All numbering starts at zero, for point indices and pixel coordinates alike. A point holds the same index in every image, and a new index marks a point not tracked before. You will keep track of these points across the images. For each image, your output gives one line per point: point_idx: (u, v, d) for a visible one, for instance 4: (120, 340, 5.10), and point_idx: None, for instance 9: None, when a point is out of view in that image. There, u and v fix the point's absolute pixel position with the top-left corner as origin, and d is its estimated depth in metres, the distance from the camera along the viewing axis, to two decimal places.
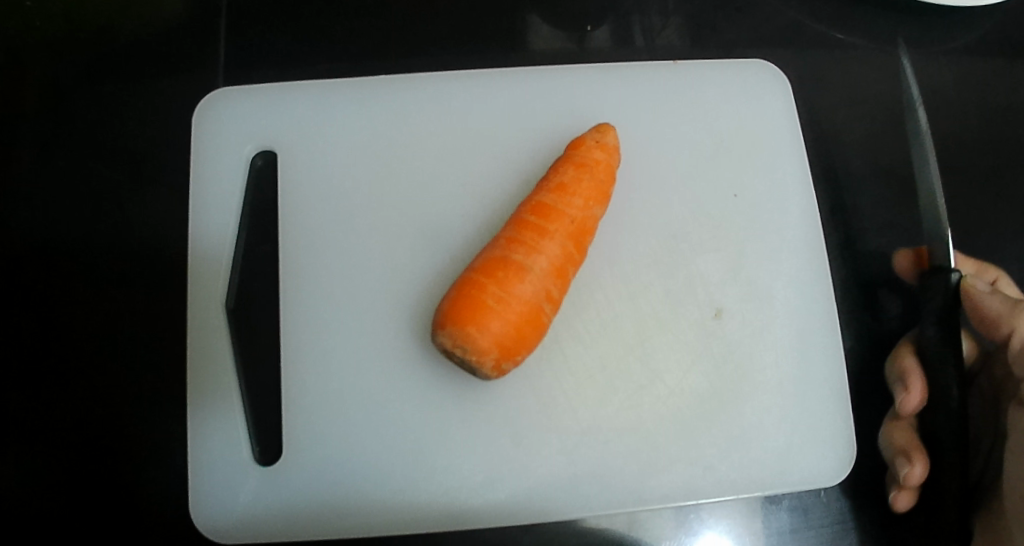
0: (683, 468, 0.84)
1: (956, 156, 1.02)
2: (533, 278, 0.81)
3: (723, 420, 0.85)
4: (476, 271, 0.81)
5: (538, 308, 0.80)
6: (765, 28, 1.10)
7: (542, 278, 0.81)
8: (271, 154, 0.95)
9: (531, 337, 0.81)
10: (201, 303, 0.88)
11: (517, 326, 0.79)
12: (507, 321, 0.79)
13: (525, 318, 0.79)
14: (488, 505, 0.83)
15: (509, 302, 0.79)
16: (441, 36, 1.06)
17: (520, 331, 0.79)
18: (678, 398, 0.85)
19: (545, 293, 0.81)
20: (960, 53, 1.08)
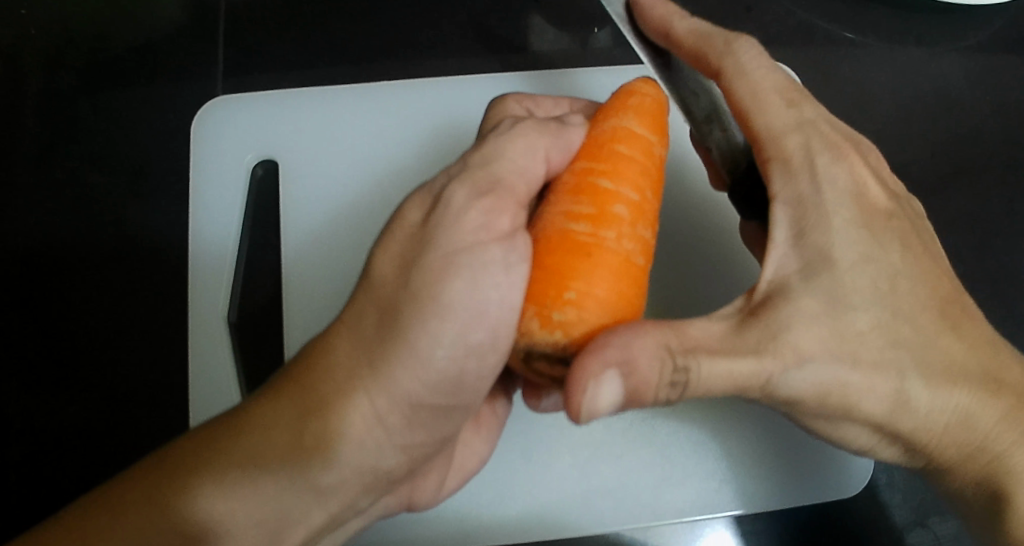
0: (700, 482, 0.82)
1: (971, 155, 1.01)
2: (623, 233, 0.68)
3: (737, 432, 0.84)
4: (550, 250, 0.67)
5: (638, 269, 0.68)
6: (773, 26, 1.08)
7: (632, 231, 0.68)
8: (272, 162, 0.94)
9: (634, 311, 0.67)
10: (202, 316, 0.86)
11: (627, 288, 0.67)
12: (615, 284, 0.66)
13: (631, 277, 0.67)
14: (500, 522, 0.81)
15: (610, 263, 0.66)
16: (445, 38, 1.04)
17: (631, 292, 0.67)
18: (691, 411, 0.84)
19: (640, 247, 0.69)
20: (973, 50, 1.06)
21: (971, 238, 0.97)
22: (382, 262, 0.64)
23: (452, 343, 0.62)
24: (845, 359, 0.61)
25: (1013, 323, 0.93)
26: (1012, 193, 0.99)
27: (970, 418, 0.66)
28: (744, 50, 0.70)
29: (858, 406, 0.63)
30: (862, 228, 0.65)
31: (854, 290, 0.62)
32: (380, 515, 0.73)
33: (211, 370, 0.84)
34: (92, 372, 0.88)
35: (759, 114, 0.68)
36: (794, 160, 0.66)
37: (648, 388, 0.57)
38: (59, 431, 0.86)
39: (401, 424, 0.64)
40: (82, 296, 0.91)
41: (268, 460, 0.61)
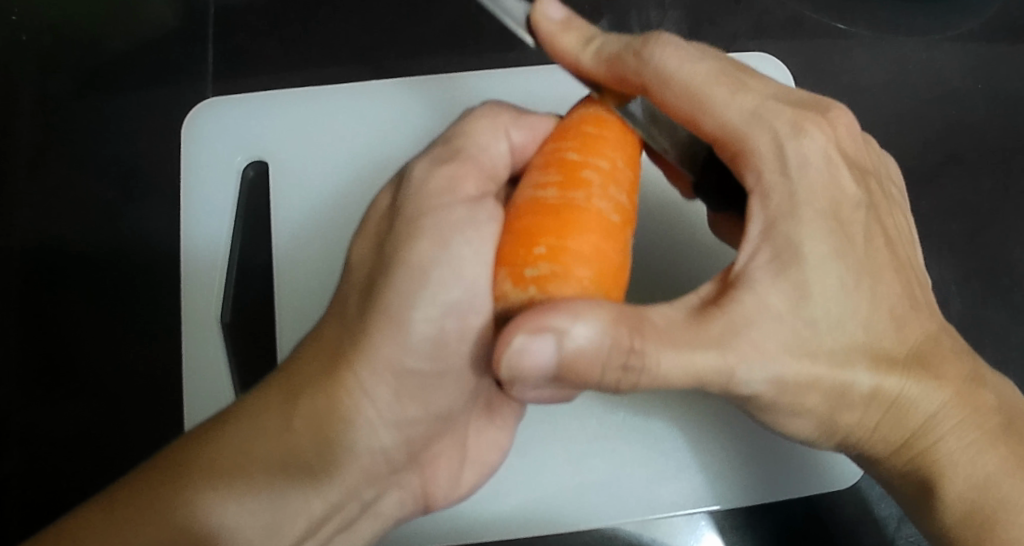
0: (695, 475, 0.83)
1: (964, 144, 1.00)
2: (596, 192, 0.64)
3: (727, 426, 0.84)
4: (521, 217, 0.65)
5: (615, 236, 0.64)
6: (764, 18, 1.07)
7: (605, 192, 0.65)
8: (263, 164, 0.94)
9: (614, 267, 0.64)
10: (197, 320, 0.86)
11: (603, 242, 0.63)
12: (588, 237, 0.63)
13: (606, 232, 0.63)
14: (495, 517, 0.81)
15: (581, 218, 0.63)
16: (435, 36, 1.05)
17: (608, 248, 0.63)
18: (681, 412, 0.85)
19: (618, 207, 0.65)
20: (965, 39, 1.06)
21: (964, 227, 0.97)
22: (361, 247, 0.71)
23: (427, 306, 0.66)
24: (803, 358, 0.60)
25: (1007, 312, 0.93)
26: (1006, 181, 0.98)
27: (902, 409, 0.65)
28: (661, 52, 0.64)
29: (804, 402, 0.64)
30: (833, 223, 0.62)
31: (820, 289, 0.60)
32: (395, 512, 0.74)
33: (206, 373, 0.85)
34: (89, 373, 0.89)
35: (710, 116, 0.64)
36: (761, 153, 0.63)
37: (597, 365, 0.56)
38: (58, 432, 0.87)
39: (390, 398, 0.69)
40: (77, 298, 0.92)
41: (264, 441, 0.65)
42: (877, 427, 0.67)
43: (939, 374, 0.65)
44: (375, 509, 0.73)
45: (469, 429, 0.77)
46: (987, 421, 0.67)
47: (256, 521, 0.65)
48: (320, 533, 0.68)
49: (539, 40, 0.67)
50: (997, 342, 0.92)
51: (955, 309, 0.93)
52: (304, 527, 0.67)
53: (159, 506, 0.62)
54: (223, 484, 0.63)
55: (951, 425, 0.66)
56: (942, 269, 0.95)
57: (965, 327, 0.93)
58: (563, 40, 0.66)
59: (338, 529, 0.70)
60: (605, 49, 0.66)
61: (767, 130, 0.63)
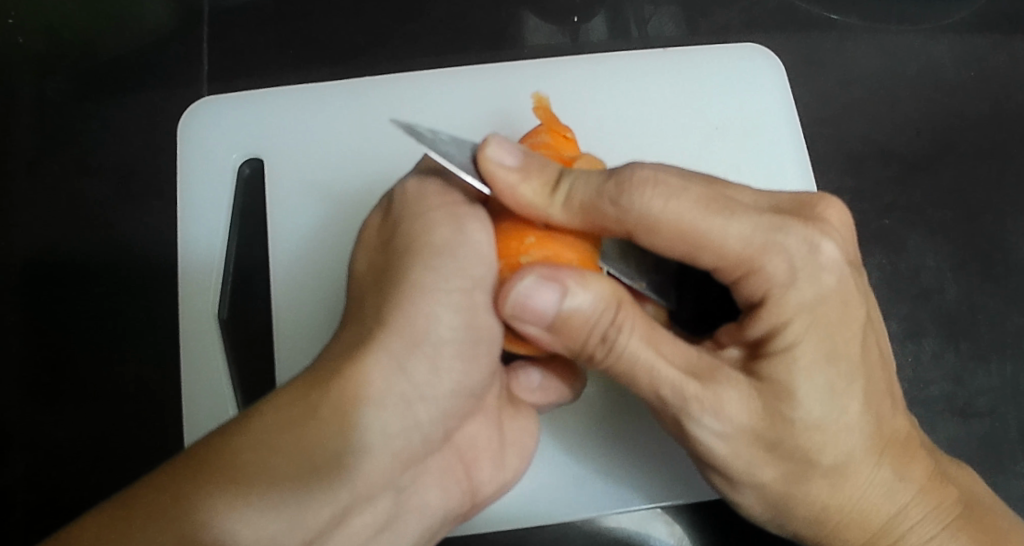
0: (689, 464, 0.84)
1: (957, 133, 1.00)
2: None
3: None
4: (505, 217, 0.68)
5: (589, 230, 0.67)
6: (756, 11, 1.08)
7: None
8: (258, 161, 0.94)
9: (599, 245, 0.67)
10: (194, 318, 0.87)
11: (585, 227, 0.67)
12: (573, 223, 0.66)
13: None
14: (492, 509, 0.83)
15: None
16: (429, 33, 1.05)
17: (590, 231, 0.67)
18: None
19: None
20: (957, 29, 1.06)
21: (959, 215, 0.97)
22: (364, 253, 0.73)
23: (456, 277, 0.68)
24: (774, 431, 0.62)
25: (1003, 300, 0.93)
26: (998, 169, 0.99)
27: (860, 510, 0.67)
28: (642, 198, 0.61)
29: (760, 475, 0.66)
30: (834, 325, 0.62)
31: (806, 391, 0.61)
32: (438, 502, 0.75)
33: (204, 368, 0.86)
34: (88, 371, 0.90)
35: (711, 249, 0.61)
36: (771, 276, 0.61)
37: (585, 324, 0.61)
38: (58, 429, 0.88)
39: (425, 369, 0.69)
40: (76, 297, 0.93)
41: (292, 434, 0.62)
42: (833, 524, 0.68)
43: (907, 473, 0.68)
44: (415, 502, 0.73)
45: (502, 417, 0.80)
46: (948, 513, 0.70)
47: (298, 514, 0.62)
48: (353, 528, 0.68)
49: (498, 195, 0.62)
50: (993, 330, 0.92)
51: (950, 297, 0.94)
52: (339, 518, 0.66)
53: (188, 508, 0.58)
54: (255, 482, 0.61)
55: (918, 517, 0.69)
56: (937, 257, 0.95)
57: (960, 317, 0.93)
58: (526, 195, 0.62)
59: (376, 524, 0.70)
60: (577, 200, 0.62)
61: (773, 255, 0.61)
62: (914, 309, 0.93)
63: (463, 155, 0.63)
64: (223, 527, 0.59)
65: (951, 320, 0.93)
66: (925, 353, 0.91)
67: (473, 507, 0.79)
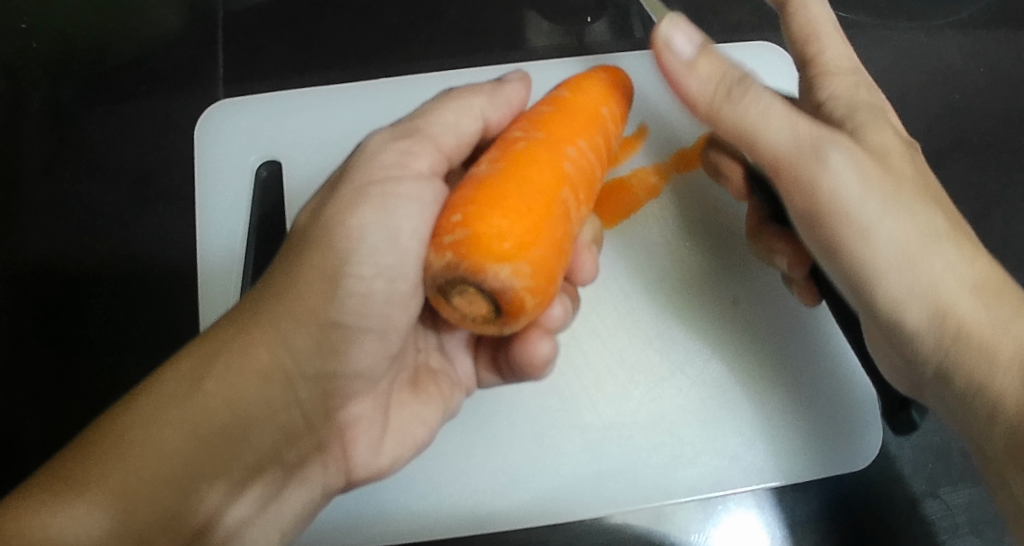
0: (711, 455, 0.84)
1: (968, 128, 1.01)
2: (528, 176, 0.69)
3: (754, 411, 0.85)
4: (459, 193, 0.68)
5: (543, 202, 0.68)
6: (766, 9, 1.08)
7: (534, 179, 0.69)
8: (275, 163, 0.93)
9: (534, 243, 0.66)
10: (213, 322, 0.88)
11: (525, 222, 0.66)
12: (510, 214, 0.65)
13: (529, 214, 0.66)
14: (513, 507, 0.83)
15: (511, 197, 0.66)
16: (441, 35, 1.06)
17: (529, 226, 0.66)
18: (696, 393, 0.86)
19: (547, 191, 0.69)
20: (965, 25, 1.07)
21: (971, 209, 0.98)
22: (306, 212, 0.71)
23: (362, 265, 0.68)
24: (912, 231, 0.67)
25: None
26: (1008, 164, 1.00)
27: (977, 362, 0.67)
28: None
29: (921, 278, 0.67)
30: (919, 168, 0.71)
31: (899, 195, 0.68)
32: (317, 479, 0.73)
33: None
34: (105, 376, 0.90)
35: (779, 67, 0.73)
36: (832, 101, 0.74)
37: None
38: (74, 434, 0.87)
39: (310, 350, 0.68)
40: (92, 302, 0.93)
41: (177, 409, 0.62)
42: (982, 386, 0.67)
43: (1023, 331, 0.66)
44: (297, 480, 0.71)
45: (392, 398, 0.78)
46: None
47: (178, 497, 0.61)
48: (238, 506, 0.66)
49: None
50: None
51: None
52: (226, 499, 0.65)
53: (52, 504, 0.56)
54: (131, 460, 0.59)
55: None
56: None
57: None
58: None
59: (262, 501, 0.68)
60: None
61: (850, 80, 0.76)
62: None
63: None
64: (98, 507, 0.57)
65: None
66: None
67: (350, 484, 0.76)
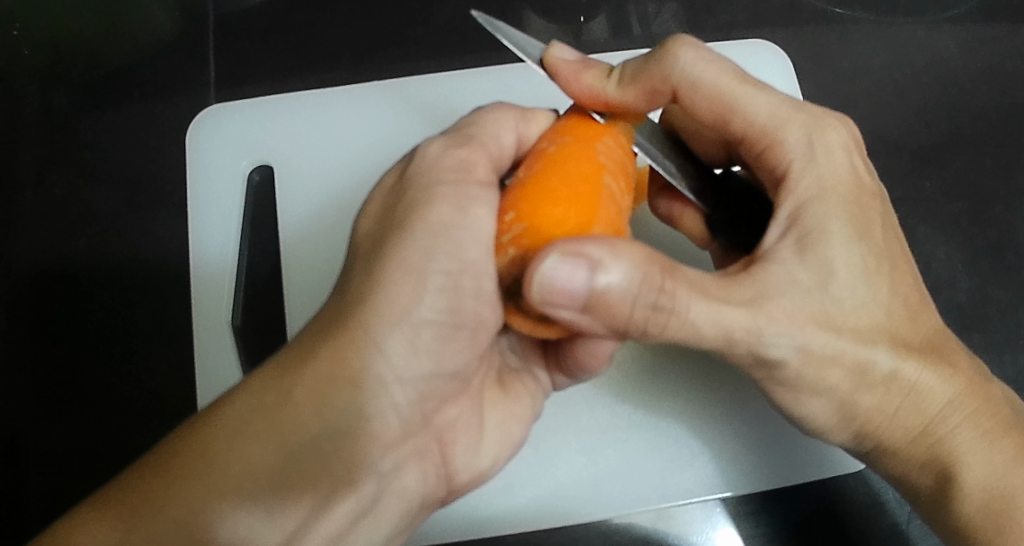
0: (700, 463, 0.83)
1: (965, 123, 1.00)
2: (568, 167, 0.65)
3: (723, 433, 0.84)
4: (508, 204, 0.65)
5: (587, 185, 0.63)
6: (762, 6, 1.07)
7: (578, 168, 0.65)
8: (268, 169, 0.95)
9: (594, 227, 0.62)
10: (208, 326, 0.88)
11: (579, 210, 0.62)
12: (561, 205, 0.62)
13: (583, 200, 0.62)
14: (511, 511, 0.82)
15: (557, 189, 0.63)
16: (434, 36, 1.05)
17: (585, 213, 0.62)
18: (690, 407, 0.85)
19: (595, 175, 0.64)
20: (962, 20, 1.06)
21: (969, 206, 0.97)
22: (367, 223, 0.71)
23: (444, 259, 0.66)
24: (828, 332, 0.65)
25: (1016, 290, 0.93)
26: (1009, 160, 0.99)
27: (919, 395, 0.68)
28: (684, 57, 0.70)
29: (827, 378, 0.67)
30: (853, 206, 0.68)
31: (845, 266, 0.65)
32: (418, 486, 0.71)
33: (220, 374, 0.87)
34: (103, 382, 0.90)
35: (740, 115, 0.71)
36: (789, 146, 0.70)
37: (624, 304, 0.58)
38: (73, 440, 0.87)
39: (405, 351, 0.67)
40: (90, 307, 0.93)
41: (267, 420, 0.62)
42: (926, 418, 0.69)
43: (948, 369, 0.69)
44: (393, 487, 0.69)
45: (483, 397, 0.77)
46: (999, 409, 0.70)
47: (266, 514, 0.61)
48: (335, 516, 0.65)
49: (564, 84, 0.70)
50: (1006, 320, 0.92)
51: (964, 288, 0.94)
52: (315, 513, 0.64)
53: (165, 493, 0.58)
54: (229, 471, 0.60)
55: (964, 416, 0.69)
56: (949, 249, 0.95)
57: (973, 307, 0.93)
58: (586, 80, 0.70)
59: (357, 512, 0.67)
60: (628, 78, 0.70)
61: (791, 126, 0.70)
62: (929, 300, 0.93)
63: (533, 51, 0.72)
64: (202, 508, 0.59)
65: (964, 311, 0.93)
66: None
67: (449, 492, 0.74)
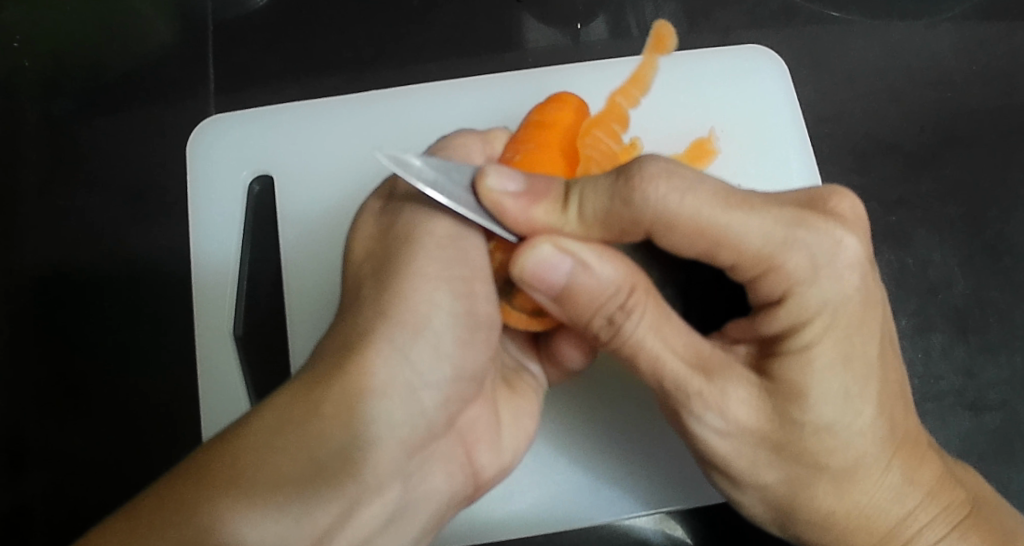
0: (679, 499, 0.84)
1: (961, 126, 1.01)
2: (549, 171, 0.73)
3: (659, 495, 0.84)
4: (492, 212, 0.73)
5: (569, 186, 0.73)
6: (758, 9, 1.08)
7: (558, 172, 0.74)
8: (268, 178, 0.95)
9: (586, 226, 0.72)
10: (211, 334, 0.89)
11: None
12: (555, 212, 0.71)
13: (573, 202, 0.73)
14: (510, 516, 0.84)
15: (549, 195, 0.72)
16: (433, 42, 1.06)
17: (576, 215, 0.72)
18: (662, 466, 0.85)
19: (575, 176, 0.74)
20: (958, 21, 1.06)
21: (966, 208, 0.97)
22: (360, 244, 0.72)
23: (455, 267, 0.69)
24: (773, 423, 0.65)
25: (1011, 291, 0.94)
26: (1003, 163, 0.99)
27: (869, 514, 0.68)
28: (656, 193, 0.62)
29: (762, 475, 0.69)
30: (852, 332, 0.63)
31: (821, 393, 0.63)
32: (446, 487, 0.73)
33: (223, 381, 0.88)
34: (107, 390, 0.91)
35: (729, 247, 0.62)
36: (789, 274, 0.62)
37: (589, 301, 0.66)
38: (79, 447, 0.89)
39: (428, 355, 0.68)
40: (93, 316, 0.94)
41: (294, 434, 0.61)
42: (878, 532, 0.69)
43: (916, 474, 0.69)
44: (422, 490, 0.71)
45: (498, 397, 0.79)
46: (959, 513, 0.71)
47: (296, 522, 0.61)
48: (361, 521, 0.65)
49: (511, 223, 0.65)
50: (1001, 322, 0.93)
51: (959, 291, 0.94)
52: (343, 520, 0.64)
53: (206, 508, 0.58)
54: (256, 484, 0.59)
55: (924, 525, 0.70)
56: (945, 251, 0.96)
57: (969, 310, 0.93)
58: (539, 215, 0.66)
59: (387, 516, 0.68)
60: (589, 214, 0.65)
61: (789, 253, 0.61)
62: (924, 303, 0.94)
63: (454, 190, 0.64)
64: (241, 524, 0.58)
65: (960, 314, 0.93)
66: (936, 347, 0.92)
67: (475, 491, 0.76)
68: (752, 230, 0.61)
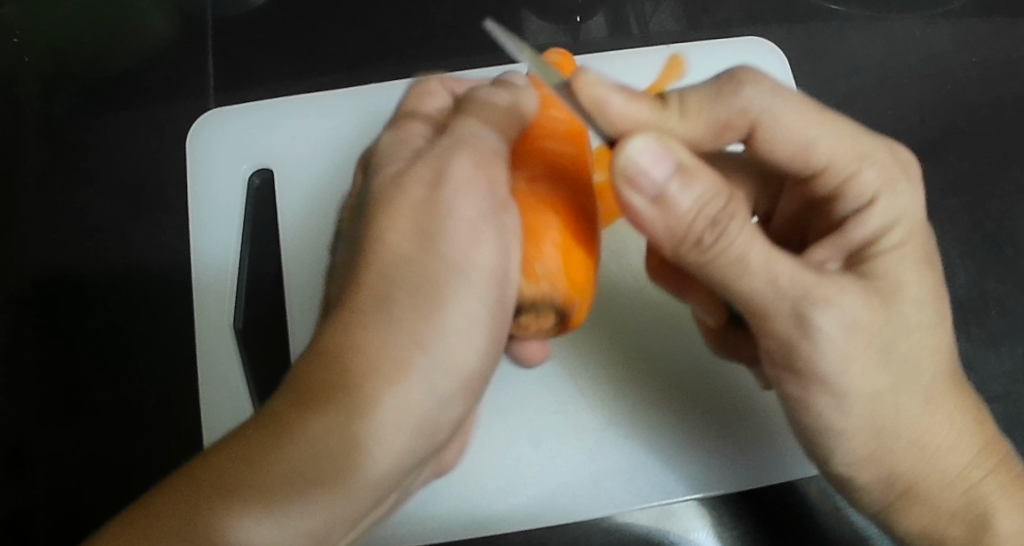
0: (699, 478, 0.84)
1: (961, 119, 1.01)
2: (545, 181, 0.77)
3: (689, 452, 0.84)
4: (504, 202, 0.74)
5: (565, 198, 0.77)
6: (758, 4, 1.08)
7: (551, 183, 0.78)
8: (267, 172, 0.95)
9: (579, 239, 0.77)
10: (210, 329, 0.88)
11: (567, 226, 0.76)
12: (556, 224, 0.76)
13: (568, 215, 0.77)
14: (513, 510, 0.83)
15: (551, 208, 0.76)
16: (433, 38, 1.06)
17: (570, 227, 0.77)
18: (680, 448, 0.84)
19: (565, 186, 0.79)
20: (957, 15, 1.06)
21: (967, 200, 0.97)
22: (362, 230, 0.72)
23: (454, 251, 0.68)
24: (875, 338, 0.63)
25: (1012, 283, 0.94)
26: (1004, 155, 0.99)
27: (946, 449, 0.68)
28: (755, 87, 0.66)
29: (856, 408, 0.65)
30: (922, 240, 0.67)
31: (911, 287, 0.65)
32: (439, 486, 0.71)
33: (223, 376, 0.87)
34: (106, 386, 0.91)
35: (824, 143, 0.67)
36: (868, 176, 0.68)
37: (689, 205, 0.60)
38: (78, 443, 0.88)
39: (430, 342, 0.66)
40: (93, 312, 0.93)
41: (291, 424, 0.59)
42: (955, 472, 0.68)
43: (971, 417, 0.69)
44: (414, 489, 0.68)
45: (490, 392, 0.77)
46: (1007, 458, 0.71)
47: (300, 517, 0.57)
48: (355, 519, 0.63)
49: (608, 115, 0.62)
50: (1003, 313, 0.93)
51: (961, 284, 0.94)
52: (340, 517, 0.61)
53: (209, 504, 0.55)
54: (257, 480, 0.57)
55: (984, 470, 0.69)
56: (947, 244, 0.96)
57: (971, 302, 0.93)
58: (638, 110, 0.64)
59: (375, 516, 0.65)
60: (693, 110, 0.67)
61: (873, 155, 0.67)
62: None
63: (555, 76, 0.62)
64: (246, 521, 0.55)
65: (962, 306, 0.93)
66: None
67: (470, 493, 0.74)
68: (841, 130, 0.67)
